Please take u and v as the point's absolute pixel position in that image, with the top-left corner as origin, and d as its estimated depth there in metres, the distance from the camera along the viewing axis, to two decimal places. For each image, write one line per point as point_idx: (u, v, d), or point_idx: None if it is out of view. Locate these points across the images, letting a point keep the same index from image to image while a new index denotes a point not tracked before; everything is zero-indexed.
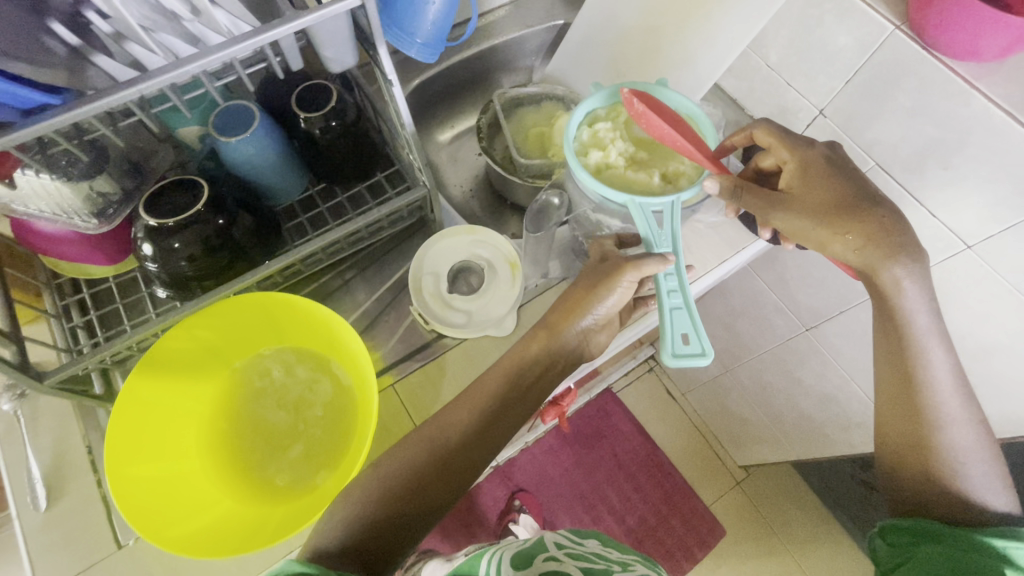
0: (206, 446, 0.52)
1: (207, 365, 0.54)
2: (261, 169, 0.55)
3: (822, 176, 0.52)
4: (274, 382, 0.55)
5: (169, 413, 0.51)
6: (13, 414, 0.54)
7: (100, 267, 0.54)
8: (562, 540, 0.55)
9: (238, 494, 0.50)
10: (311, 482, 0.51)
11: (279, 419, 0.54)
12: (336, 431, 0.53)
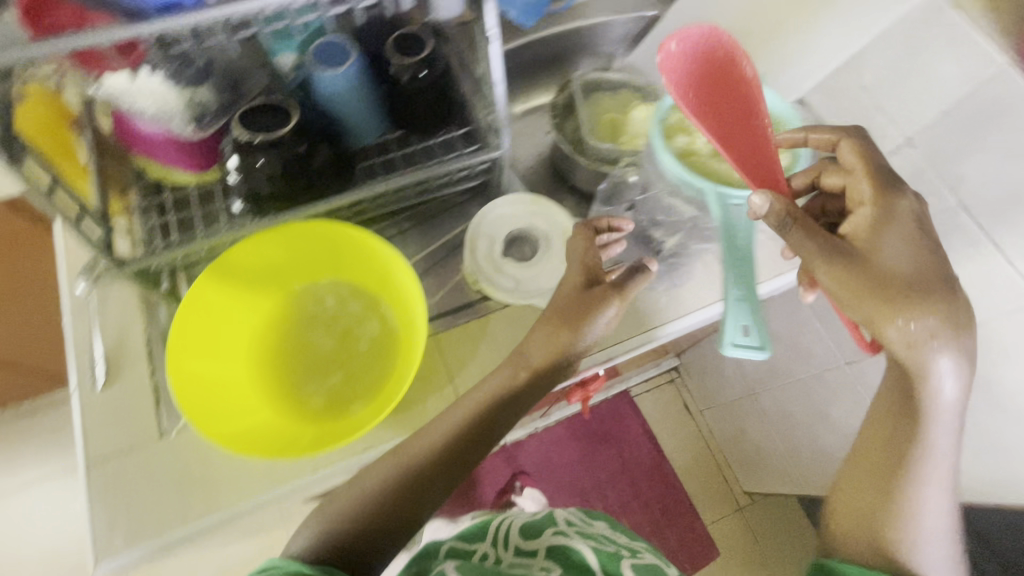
0: (255, 356, 0.55)
1: (268, 281, 0.56)
2: (347, 105, 0.56)
3: (906, 241, 0.47)
4: (327, 309, 0.57)
5: (228, 317, 0.54)
6: (85, 298, 0.58)
7: (184, 173, 0.56)
8: (574, 520, 0.63)
9: (280, 405, 0.53)
10: (348, 408, 0.53)
11: (325, 346, 0.56)
12: (378, 365, 0.55)
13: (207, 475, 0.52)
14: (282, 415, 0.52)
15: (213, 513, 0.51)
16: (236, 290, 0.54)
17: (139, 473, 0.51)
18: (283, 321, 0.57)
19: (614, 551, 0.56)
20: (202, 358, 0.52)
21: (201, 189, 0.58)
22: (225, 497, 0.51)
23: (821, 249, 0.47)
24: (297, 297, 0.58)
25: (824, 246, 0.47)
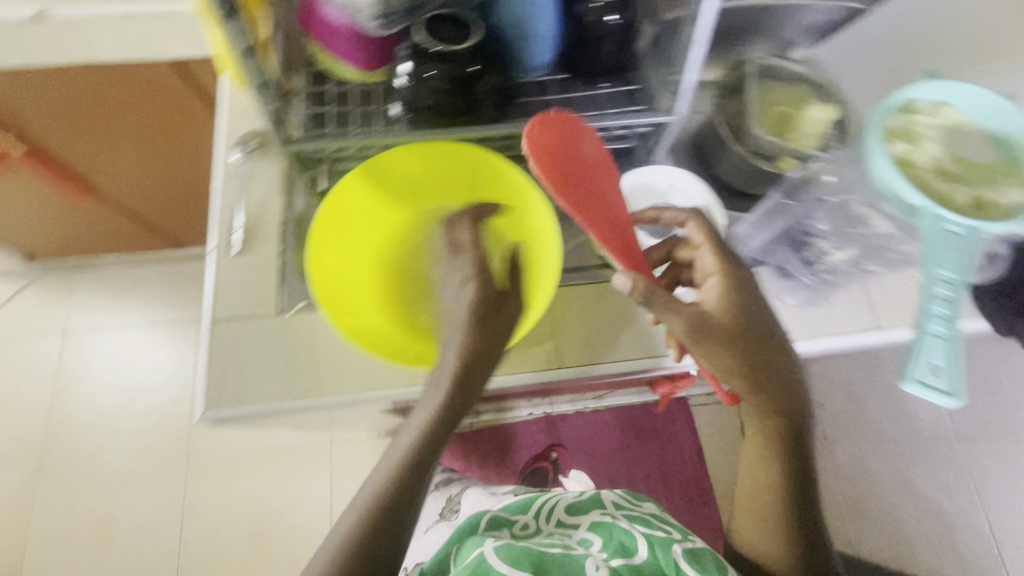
0: (377, 265, 0.57)
1: (404, 198, 0.58)
2: (528, 35, 0.54)
3: (746, 304, 0.54)
4: (450, 240, 0.59)
5: (363, 221, 0.56)
6: (236, 167, 0.60)
7: (352, 70, 0.57)
8: (620, 501, 0.75)
9: (391, 316, 0.55)
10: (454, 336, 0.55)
11: (442, 273, 0.58)
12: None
13: (312, 360, 0.54)
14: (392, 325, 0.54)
15: (310, 398, 0.53)
16: (377, 196, 0.56)
17: (254, 341, 0.54)
18: (406, 239, 0.59)
19: (663, 536, 0.66)
20: (336, 250, 0.53)
21: (362, 87, 0.58)
22: (326, 385, 0.53)
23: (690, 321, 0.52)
24: (424, 219, 0.59)
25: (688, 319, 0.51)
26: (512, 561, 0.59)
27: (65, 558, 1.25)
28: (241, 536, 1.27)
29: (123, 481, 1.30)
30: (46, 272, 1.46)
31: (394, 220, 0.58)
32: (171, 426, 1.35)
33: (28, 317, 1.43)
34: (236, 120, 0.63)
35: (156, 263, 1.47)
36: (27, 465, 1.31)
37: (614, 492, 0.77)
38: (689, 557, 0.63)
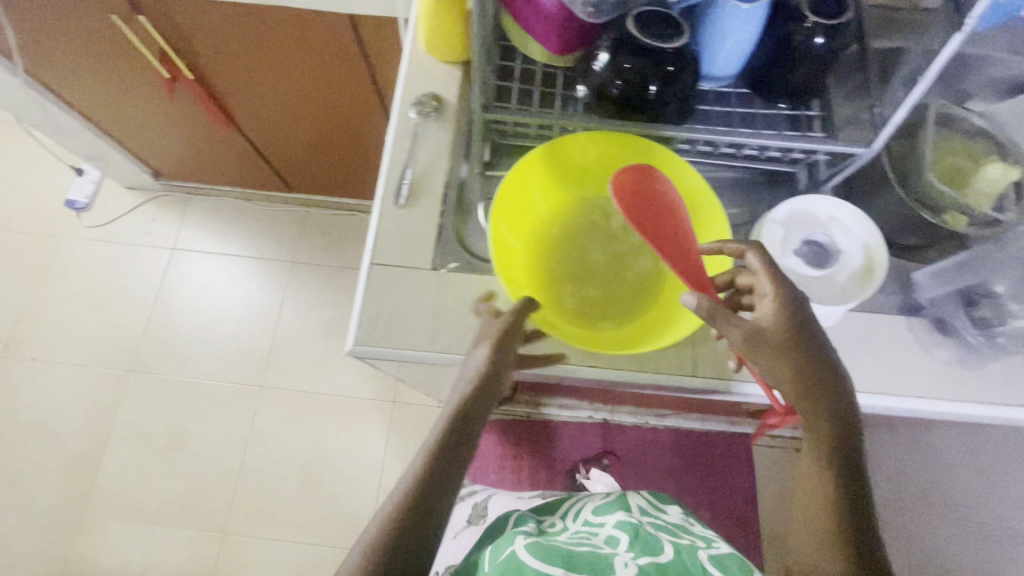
0: (536, 239, 0.60)
1: (573, 180, 0.60)
2: (726, 45, 0.55)
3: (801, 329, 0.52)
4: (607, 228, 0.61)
5: (533, 195, 0.59)
6: (411, 124, 0.63)
7: (540, 51, 0.59)
8: (645, 506, 0.71)
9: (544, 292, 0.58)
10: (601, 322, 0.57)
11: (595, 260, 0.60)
12: (638, 300, 0.59)
13: (455, 314, 0.57)
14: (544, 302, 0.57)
15: (447, 351, 0.55)
16: (549, 176, 0.59)
17: (405, 286, 0.57)
18: (565, 220, 0.61)
19: (689, 543, 0.61)
20: (508, 220, 0.56)
21: (545, 69, 0.60)
22: (463, 340, 0.56)
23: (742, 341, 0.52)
24: (585, 204, 0.61)
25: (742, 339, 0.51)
26: (545, 558, 0.53)
27: (138, 455, 1.34)
28: (296, 471, 1.34)
29: (200, 397, 1.39)
30: (166, 192, 1.57)
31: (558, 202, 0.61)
32: (251, 356, 1.43)
33: (142, 230, 1.54)
34: (414, 79, 0.66)
35: (263, 203, 1.56)
36: (123, 363, 1.42)
37: (642, 498, 0.73)
38: (716, 561, 0.57)
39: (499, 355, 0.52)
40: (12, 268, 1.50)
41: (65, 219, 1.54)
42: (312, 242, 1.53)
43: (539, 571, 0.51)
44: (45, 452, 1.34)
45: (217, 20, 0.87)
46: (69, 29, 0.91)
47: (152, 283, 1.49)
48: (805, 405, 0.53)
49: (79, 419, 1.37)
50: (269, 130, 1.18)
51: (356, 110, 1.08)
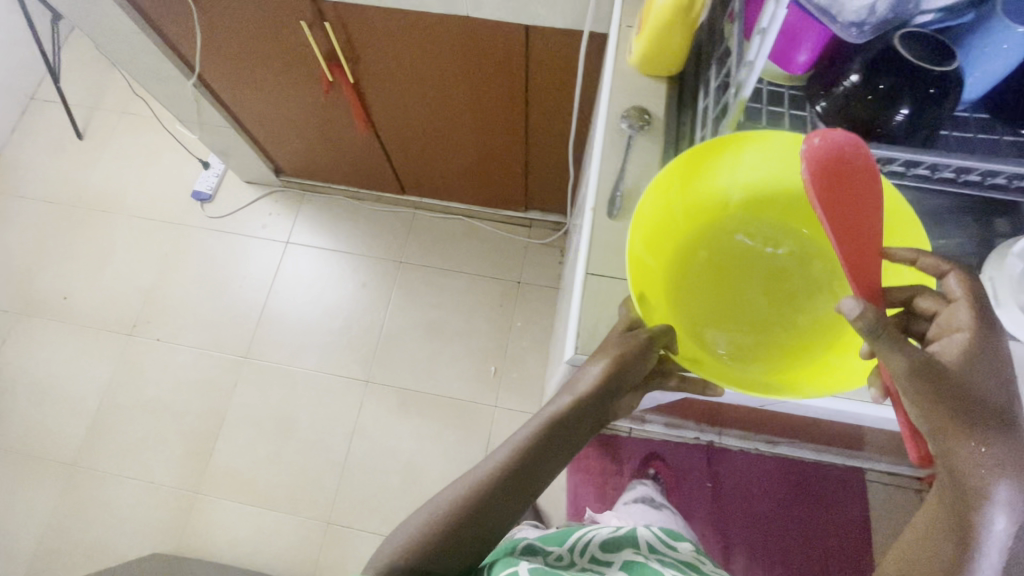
0: (684, 267, 0.58)
1: (728, 206, 0.59)
2: (985, 73, 0.54)
3: (991, 374, 0.46)
4: (767, 258, 0.59)
5: (677, 219, 0.58)
6: (623, 136, 0.64)
7: (775, 70, 0.60)
8: (656, 542, 0.69)
9: (689, 324, 0.56)
10: (757, 362, 0.55)
11: (751, 292, 0.58)
12: (803, 338, 0.56)
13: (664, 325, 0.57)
14: (689, 336, 0.56)
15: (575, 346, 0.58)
16: (698, 197, 0.58)
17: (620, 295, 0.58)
18: (718, 248, 0.59)
19: None
20: (650, 244, 0.55)
21: (771, 87, 0.62)
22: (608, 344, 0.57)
23: (909, 361, 0.44)
24: (741, 231, 0.59)
25: (912, 360, 0.44)
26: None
27: (250, 440, 1.40)
28: (397, 468, 1.36)
29: (308, 387, 1.44)
30: (283, 188, 1.64)
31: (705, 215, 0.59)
32: (357, 351, 1.47)
33: (258, 223, 1.61)
34: (620, 89, 0.66)
35: (374, 203, 1.61)
36: (238, 350, 1.48)
37: (650, 533, 0.71)
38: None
39: (636, 361, 0.52)
40: (141, 253, 1.60)
41: (191, 209, 1.64)
42: (420, 243, 1.57)
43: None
44: (166, 428, 1.41)
45: (396, 29, 0.90)
46: (250, 31, 0.97)
47: (267, 275, 1.56)
48: (963, 459, 0.44)
49: (197, 399, 1.44)
50: (406, 134, 1.21)
51: (501, 118, 1.10)
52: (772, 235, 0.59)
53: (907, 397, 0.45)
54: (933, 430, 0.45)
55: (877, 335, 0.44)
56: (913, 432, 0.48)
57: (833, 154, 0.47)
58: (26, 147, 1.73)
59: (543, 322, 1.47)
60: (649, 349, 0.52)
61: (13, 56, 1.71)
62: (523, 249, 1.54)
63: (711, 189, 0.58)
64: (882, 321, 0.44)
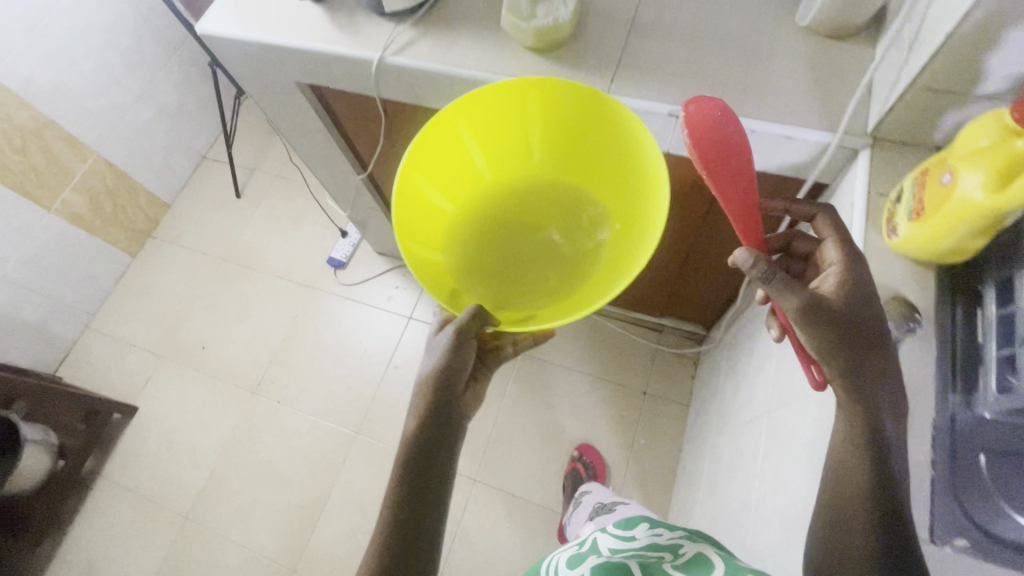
0: (474, 245, 0.83)
1: (479, 195, 0.85)
2: None
3: (864, 296, 0.54)
4: (517, 216, 0.85)
5: (447, 210, 0.81)
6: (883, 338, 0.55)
7: None
8: (614, 542, 0.71)
9: (491, 279, 0.81)
10: (545, 292, 0.80)
11: (519, 243, 0.84)
12: (562, 262, 0.82)
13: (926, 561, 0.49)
14: (495, 288, 0.80)
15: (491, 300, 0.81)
16: (451, 186, 0.80)
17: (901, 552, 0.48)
18: (493, 220, 0.85)
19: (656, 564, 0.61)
20: (434, 245, 0.78)
21: None
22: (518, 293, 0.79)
23: (801, 301, 0.53)
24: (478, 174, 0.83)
25: (804, 300, 0.53)
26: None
27: (349, 522, 1.37)
28: None
29: None
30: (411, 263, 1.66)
31: (444, 187, 0.79)
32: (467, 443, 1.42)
33: (384, 295, 1.64)
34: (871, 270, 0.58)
35: None
36: (350, 423, 1.48)
37: (610, 540, 0.72)
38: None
39: (457, 351, 0.68)
40: (276, 312, 1.67)
41: (324, 273, 1.71)
42: None
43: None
44: (273, 494, 1.42)
45: None
46: None
47: (388, 349, 1.57)
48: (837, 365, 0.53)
49: (305, 470, 1.44)
50: None
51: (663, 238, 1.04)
52: (512, 198, 0.85)
53: (805, 332, 0.53)
54: (829, 357, 0.53)
55: (772, 283, 0.53)
56: (808, 361, 0.57)
57: (712, 117, 0.56)
58: (193, 200, 1.91)
59: (669, 442, 1.36)
60: (466, 341, 0.68)
61: (196, 121, 1.91)
62: (651, 355, 1.45)
63: (461, 188, 0.83)
64: (770, 270, 0.53)
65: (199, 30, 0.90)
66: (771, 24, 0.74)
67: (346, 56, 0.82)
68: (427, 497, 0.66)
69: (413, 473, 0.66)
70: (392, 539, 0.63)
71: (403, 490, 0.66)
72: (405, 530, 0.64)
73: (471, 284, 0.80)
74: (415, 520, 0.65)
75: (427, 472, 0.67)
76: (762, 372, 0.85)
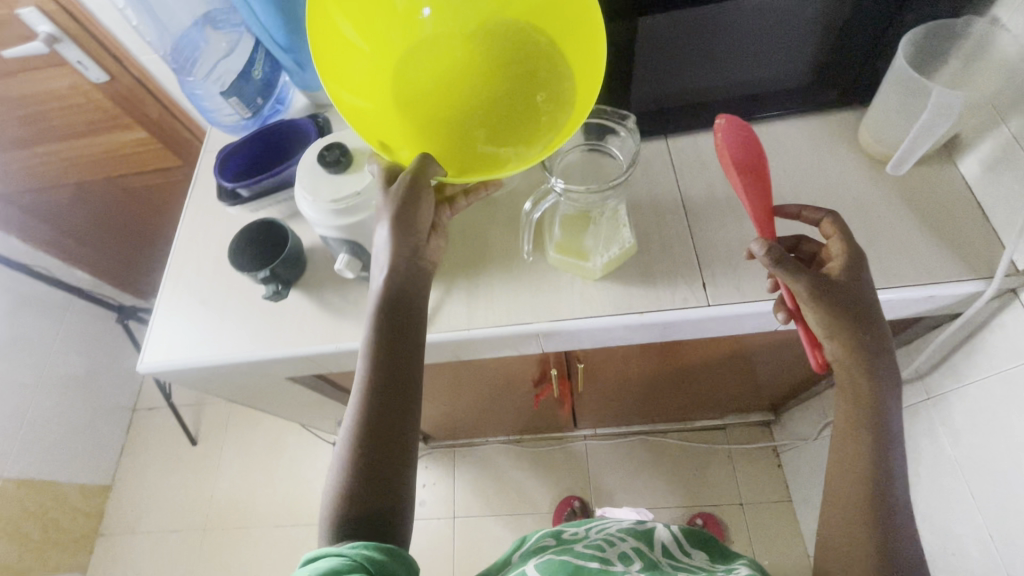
0: (395, 64, 0.55)
1: (434, 33, 0.55)
2: None
3: (866, 289, 0.55)
4: (450, 9, 0.55)
5: (384, 54, 0.55)
6: None
7: None
8: (672, 544, 0.77)
9: (450, 126, 0.55)
10: (503, 121, 0.55)
11: (494, 92, 0.55)
12: (522, 75, 0.55)
13: None
14: (432, 128, 0.55)
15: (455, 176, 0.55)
16: (381, 22, 0.54)
17: None
18: (416, 41, 0.56)
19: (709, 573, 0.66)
20: (344, 84, 0.52)
21: None
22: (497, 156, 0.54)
23: (810, 281, 0.53)
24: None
25: (812, 280, 0.53)
26: (553, 571, 0.63)
27: None
28: None
29: None
30: (429, 450, 1.44)
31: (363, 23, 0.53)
32: None
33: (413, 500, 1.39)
34: None
35: (537, 444, 1.41)
36: None
37: (668, 532, 0.79)
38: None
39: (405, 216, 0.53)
40: (293, 570, 1.37)
41: None
42: (608, 480, 1.35)
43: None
44: None
45: (654, 350, 0.76)
46: (465, 374, 0.82)
47: (444, 564, 1.32)
48: (843, 343, 0.54)
49: None
50: (610, 401, 1.04)
51: (745, 374, 0.93)
52: (477, 27, 0.55)
53: (812, 307, 0.54)
54: (833, 338, 0.54)
55: (782, 266, 0.53)
56: (811, 344, 0.58)
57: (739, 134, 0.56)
58: (138, 469, 1.56)
59: (793, 551, 1.21)
60: (416, 197, 0.52)
61: (113, 376, 1.58)
62: (728, 458, 1.33)
63: (406, 31, 0.55)
64: (782, 256, 0.53)
65: (141, 370, 0.68)
66: (829, 165, 0.66)
67: (351, 348, 0.64)
68: (406, 380, 0.53)
69: (388, 355, 0.53)
70: (369, 434, 0.50)
71: (379, 375, 0.52)
72: (382, 424, 0.50)
73: (396, 127, 0.55)
74: (393, 415, 0.51)
75: (399, 355, 0.53)
76: (946, 512, 0.73)
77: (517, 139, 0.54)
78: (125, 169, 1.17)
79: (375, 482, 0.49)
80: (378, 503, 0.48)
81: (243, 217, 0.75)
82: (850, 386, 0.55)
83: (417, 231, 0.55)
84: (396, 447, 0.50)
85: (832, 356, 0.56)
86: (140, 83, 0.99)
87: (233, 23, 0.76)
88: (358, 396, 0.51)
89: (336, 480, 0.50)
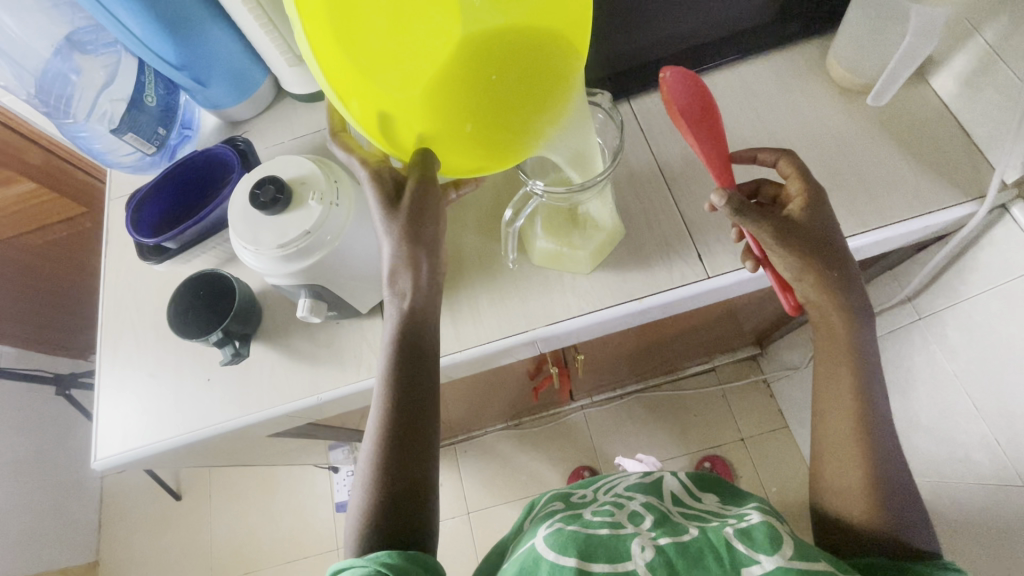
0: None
1: None
2: None
3: (830, 224, 0.51)
4: None
5: None
6: None
7: None
8: (681, 494, 0.65)
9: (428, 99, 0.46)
10: (502, 101, 0.47)
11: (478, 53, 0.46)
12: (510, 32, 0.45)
13: None
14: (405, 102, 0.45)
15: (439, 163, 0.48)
16: None
17: None
18: None
19: (720, 524, 0.53)
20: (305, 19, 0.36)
21: None
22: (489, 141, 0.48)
23: (773, 225, 0.48)
24: None
25: (775, 224, 0.48)
26: (562, 548, 0.51)
27: None
28: None
29: None
30: None
31: None
32: None
33: None
34: None
35: (537, 424, 1.39)
36: None
37: (675, 481, 0.67)
38: (743, 535, 0.49)
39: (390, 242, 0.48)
40: None
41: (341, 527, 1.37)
42: (614, 443, 1.35)
43: (555, 564, 0.49)
44: None
45: (650, 325, 0.73)
46: (459, 386, 0.77)
47: (469, 559, 1.32)
48: (814, 284, 0.50)
49: None
50: (607, 374, 1.01)
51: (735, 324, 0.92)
52: None
53: (779, 252, 0.49)
54: (801, 281, 0.50)
55: (744, 216, 0.48)
56: (781, 288, 0.53)
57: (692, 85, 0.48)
58: (124, 538, 1.45)
59: (796, 474, 1.26)
60: (424, 200, 0.48)
61: (67, 450, 1.43)
62: (722, 398, 1.35)
63: None
64: (743, 206, 0.47)
65: (99, 470, 0.59)
66: (803, 101, 0.62)
67: (337, 399, 0.57)
68: (427, 393, 0.50)
69: (405, 358, 0.49)
70: (390, 443, 0.48)
71: (400, 379, 0.49)
72: (401, 443, 0.48)
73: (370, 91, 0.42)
74: (416, 419, 0.49)
75: (421, 357, 0.50)
76: (949, 424, 0.75)
77: (516, 124, 0.48)
78: (21, 229, 1.01)
79: (397, 496, 0.47)
80: (403, 509, 0.47)
81: (178, 275, 0.65)
82: (831, 328, 0.52)
83: (406, 270, 0.49)
84: (419, 451, 0.48)
85: (804, 298, 0.52)
86: (13, 131, 0.85)
87: (104, 43, 0.65)
88: (382, 402, 0.49)
89: (363, 488, 0.48)
